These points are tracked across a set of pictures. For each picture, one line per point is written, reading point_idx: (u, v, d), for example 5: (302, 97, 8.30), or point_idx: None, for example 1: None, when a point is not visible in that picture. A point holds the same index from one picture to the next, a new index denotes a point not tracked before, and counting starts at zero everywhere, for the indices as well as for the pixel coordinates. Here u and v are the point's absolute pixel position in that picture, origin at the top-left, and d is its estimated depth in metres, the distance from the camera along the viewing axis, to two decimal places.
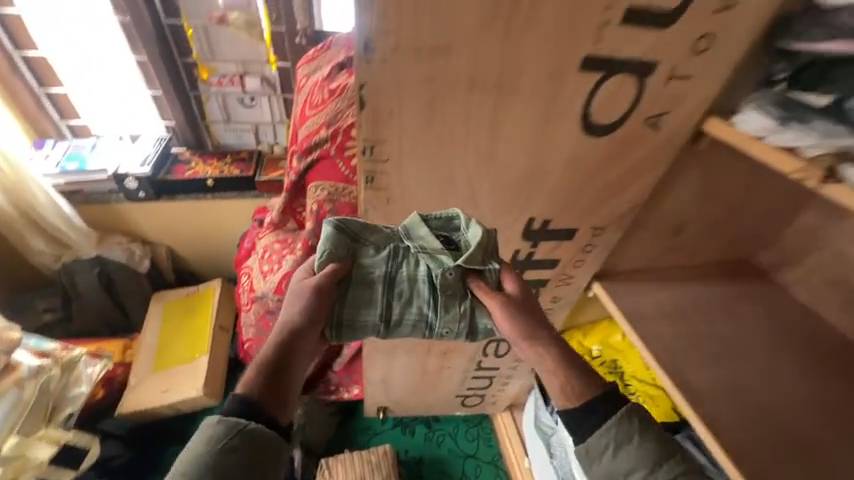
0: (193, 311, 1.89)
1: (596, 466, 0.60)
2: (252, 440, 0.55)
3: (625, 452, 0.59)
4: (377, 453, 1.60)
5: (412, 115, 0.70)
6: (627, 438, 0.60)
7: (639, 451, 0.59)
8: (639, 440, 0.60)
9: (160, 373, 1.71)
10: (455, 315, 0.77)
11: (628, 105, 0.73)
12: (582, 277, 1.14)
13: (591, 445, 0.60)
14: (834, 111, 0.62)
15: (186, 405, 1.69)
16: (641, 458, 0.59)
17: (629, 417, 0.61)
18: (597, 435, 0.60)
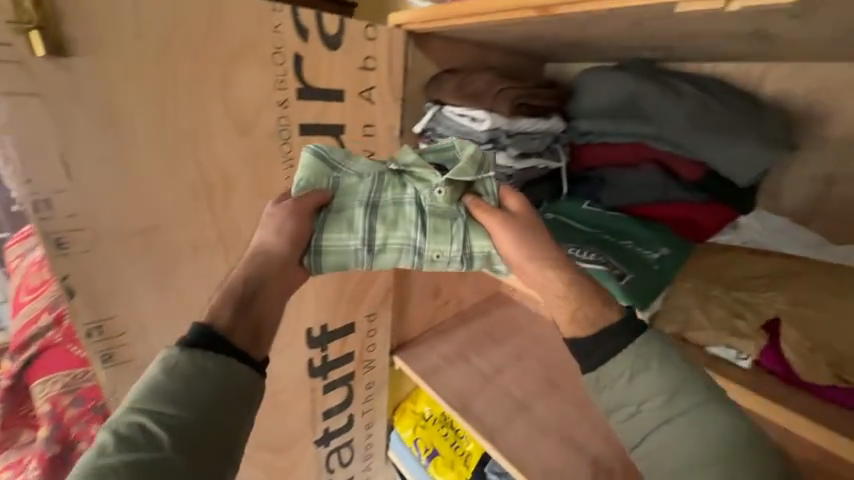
0: None
1: (613, 394, 0.53)
2: (211, 362, 0.49)
3: (644, 381, 0.51)
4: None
5: (129, 242, 0.70)
6: (645, 365, 0.52)
7: (662, 377, 0.51)
8: (657, 365, 0.52)
9: None
10: (446, 242, 0.70)
11: None
12: (384, 339, 1.28)
13: (603, 370, 0.53)
14: None
15: None
16: (661, 383, 0.51)
17: (648, 342, 0.53)
18: (613, 363, 0.53)
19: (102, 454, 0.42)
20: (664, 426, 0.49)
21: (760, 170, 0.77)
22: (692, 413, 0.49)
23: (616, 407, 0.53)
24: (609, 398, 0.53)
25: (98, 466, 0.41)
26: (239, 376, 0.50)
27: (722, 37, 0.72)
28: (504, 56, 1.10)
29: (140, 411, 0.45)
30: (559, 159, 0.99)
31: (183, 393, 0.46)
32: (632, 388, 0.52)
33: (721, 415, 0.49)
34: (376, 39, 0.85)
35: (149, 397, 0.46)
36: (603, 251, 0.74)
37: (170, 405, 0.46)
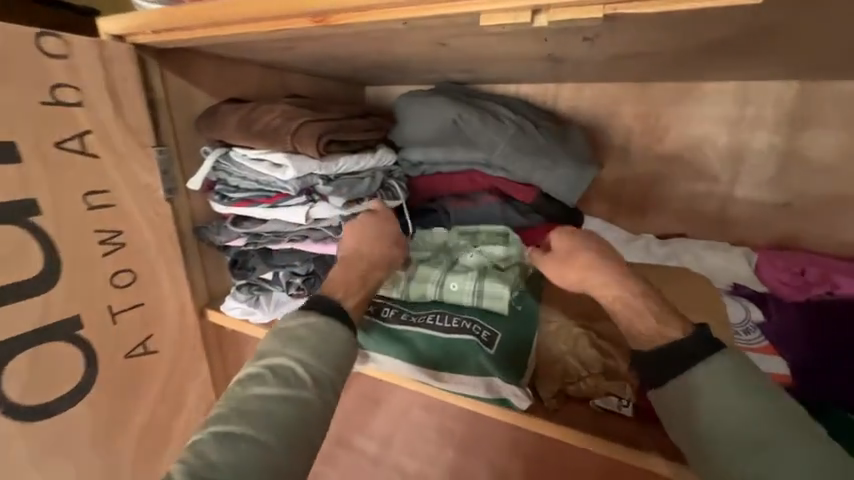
0: None
1: (693, 420, 0.44)
2: (319, 327, 0.51)
3: (730, 402, 0.43)
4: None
5: None
6: (732, 381, 0.44)
7: (746, 395, 0.43)
8: (733, 385, 0.44)
9: None
10: (464, 288, 0.63)
11: (75, 371, 0.57)
12: None
13: (679, 392, 0.45)
14: (276, 281, 0.71)
15: None
16: (746, 403, 0.43)
17: (729, 361, 0.46)
18: (693, 384, 0.45)
19: (234, 399, 0.46)
20: (759, 453, 0.41)
21: (580, 190, 0.79)
22: (790, 435, 0.41)
23: (691, 435, 0.44)
24: (686, 423, 0.45)
25: (241, 407, 0.45)
26: (340, 345, 0.52)
27: (521, 60, 0.69)
28: (306, 80, 0.89)
29: (273, 355, 0.49)
30: (397, 196, 0.80)
31: (299, 349, 0.50)
32: (708, 411, 0.44)
33: (821, 453, 0.40)
34: (68, 57, 0.55)
35: (293, 331, 0.51)
36: (468, 308, 0.62)
37: (286, 362, 0.49)
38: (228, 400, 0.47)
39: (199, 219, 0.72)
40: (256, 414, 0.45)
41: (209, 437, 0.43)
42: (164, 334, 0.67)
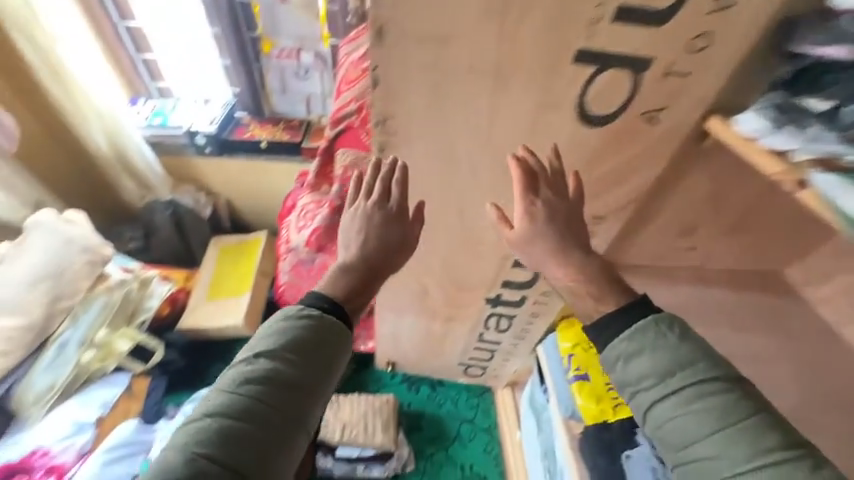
0: (242, 262, 2.16)
1: (618, 375, 0.79)
2: (319, 325, 0.79)
3: (636, 362, 0.77)
4: (379, 401, 1.79)
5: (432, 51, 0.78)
6: (639, 350, 0.77)
7: (659, 350, 0.76)
8: (652, 354, 0.75)
9: (213, 301, 2.03)
10: None
11: (623, 97, 0.83)
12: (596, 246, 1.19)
13: (610, 355, 0.80)
14: (829, 116, 0.64)
15: (230, 332, 1.99)
16: (648, 368, 0.75)
17: (646, 332, 0.77)
18: (619, 344, 0.78)
19: (250, 367, 0.73)
20: (666, 397, 0.73)
21: None
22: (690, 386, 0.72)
23: (623, 384, 0.78)
24: (620, 377, 0.79)
25: (215, 388, 0.73)
26: (326, 339, 0.79)
27: None
28: None
29: (281, 342, 0.76)
30: None
31: (304, 339, 0.77)
32: (632, 367, 0.77)
33: (711, 395, 0.70)
34: None
35: (285, 327, 0.78)
36: None
37: (303, 348, 0.76)
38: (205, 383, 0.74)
39: (792, 12, 0.71)
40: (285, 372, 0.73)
41: (201, 424, 0.68)
42: (672, 108, 0.85)
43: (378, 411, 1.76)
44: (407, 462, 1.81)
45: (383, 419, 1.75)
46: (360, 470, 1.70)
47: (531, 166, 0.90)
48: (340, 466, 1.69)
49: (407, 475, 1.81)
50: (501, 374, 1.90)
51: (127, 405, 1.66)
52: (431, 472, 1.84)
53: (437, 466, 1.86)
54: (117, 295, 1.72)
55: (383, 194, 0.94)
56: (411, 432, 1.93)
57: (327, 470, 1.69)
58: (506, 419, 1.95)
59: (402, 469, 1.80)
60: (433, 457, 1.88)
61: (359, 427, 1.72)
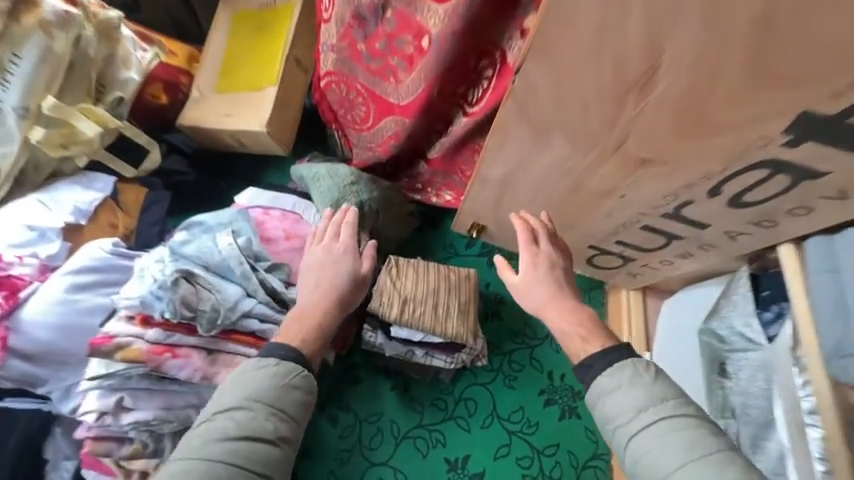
0: (268, 37, 1.37)
1: (604, 410, 0.80)
2: (279, 374, 0.77)
3: (618, 397, 0.79)
4: (456, 277, 1.22)
5: None
6: (618, 386, 0.79)
7: (636, 388, 0.78)
8: (630, 385, 0.79)
9: (225, 93, 1.33)
10: None
11: None
12: None
13: (601, 384, 0.81)
14: None
15: (250, 141, 1.35)
16: (636, 405, 0.77)
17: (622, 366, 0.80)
18: (601, 380, 0.81)
19: (250, 417, 0.73)
20: (643, 425, 0.75)
21: None
22: (662, 416, 0.75)
23: (610, 419, 0.79)
24: (603, 409, 0.80)
25: (189, 449, 0.71)
26: (294, 380, 0.78)
27: None
28: None
29: (266, 400, 0.75)
30: None
31: (281, 400, 0.75)
32: (612, 398, 0.79)
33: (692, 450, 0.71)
34: None
35: (285, 381, 0.77)
36: None
37: (281, 405, 0.75)
38: (179, 450, 0.73)
39: None
40: (281, 426, 0.74)
41: (188, 469, 0.68)
42: None
43: (454, 289, 1.21)
44: (479, 356, 1.30)
45: (460, 302, 1.20)
46: (416, 355, 1.24)
47: (533, 224, 0.99)
48: (393, 348, 1.23)
49: (475, 369, 1.35)
50: (652, 275, 1.23)
51: (113, 218, 1.18)
52: (509, 375, 1.35)
53: (516, 368, 1.35)
54: (73, 41, 1.09)
55: (332, 235, 0.98)
56: (488, 321, 1.40)
57: (375, 346, 1.25)
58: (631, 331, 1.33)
59: (470, 364, 1.32)
60: (510, 358, 1.36)
61: (426, 305, 1.18)
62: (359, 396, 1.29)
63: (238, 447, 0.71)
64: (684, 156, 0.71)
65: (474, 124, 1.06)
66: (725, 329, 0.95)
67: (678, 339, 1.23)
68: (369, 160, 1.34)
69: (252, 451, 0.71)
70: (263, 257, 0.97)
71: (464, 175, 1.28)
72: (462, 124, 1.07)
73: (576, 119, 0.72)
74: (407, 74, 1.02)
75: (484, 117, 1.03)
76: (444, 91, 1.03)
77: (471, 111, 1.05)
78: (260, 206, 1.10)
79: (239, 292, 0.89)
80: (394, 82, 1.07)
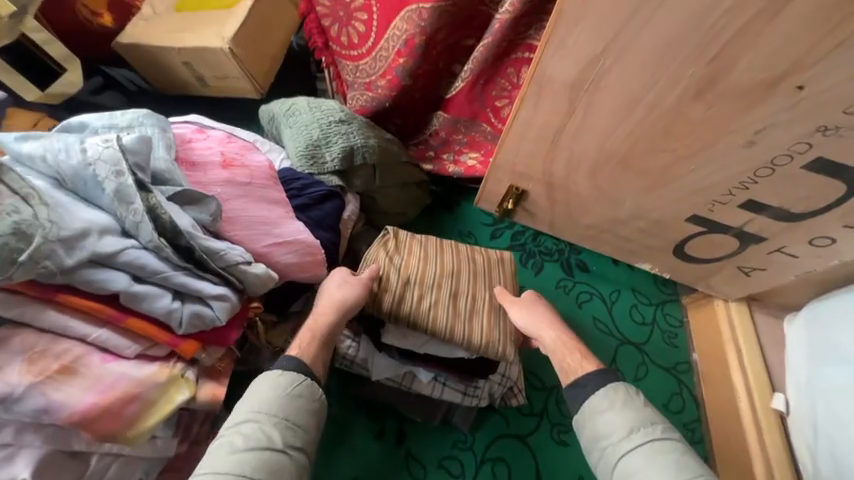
0: None
1: (591, 436, 0.57)
2: (280, 385, 0.50)
3: (613, 421, 0.56)
4: (484, 258, 0.80)
5: None
6: (611, 406, 0.57)
7: (631, 410, 0.56)
8: (626, 403, 0.57)
9: (185, 12, 1.01)
10: None
11: None
12: None
13: (591, 402, 0.59)
14: None
15: (209, 71, 1.00)
16: (626, 424, 0.55)
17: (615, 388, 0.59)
18: (594, 400, 0.59)
19: (248, 434, 0.46)
20: (634, 451, 0.53)
21: None
22: (663, 441, 0.53)
23: (592, 441, 0.57)
24: (587, 430, 0.58)
25: None
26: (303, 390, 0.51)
27: None
28: None
29: (270, 411, 0.48)
30: None
31: (291, 415, 0.49)
32: (601, 417, 0.57)
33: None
34: None
35: (289, 388, 0.50)
36: None
37: (291, 422, 0.48)
38: None
39: None
40: (290, 435, 0.48)
41: None
42: None
43: (480, 274, 0.78)
44: (513, 388, 0.86)
45: (491, 292, 0.76)
46: (419, 381, 0.78)
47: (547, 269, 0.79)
48: (384, 368, 0.77)
49: (506, 412, 0.87)
50: (785, 271, 0.81)
51: None
52: (558, 423, 0.88)
53: (568, 412, 0.89)
54: None
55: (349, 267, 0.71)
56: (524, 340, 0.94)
57: (356, 365, 0.80)
58: (741, 363, 0.89)
59: (499, 402, 0.86)
60: (557, 396, 0.90)
61: (440, 292, 0.74)
62: (323, 448, 0.80)
63: (235, 466, 0.44)
64: None
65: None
66: None
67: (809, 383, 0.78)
68: (368, 104, 0.95)
69: (256, 472, 0.44)
70: (174, 180, 0.56)
71: (498, 120, 0.91)
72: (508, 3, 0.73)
73: None
74: None
75: None
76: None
77: None
78: (197, 123, 0.71)
79: (96, 218, 0.46)
80: None
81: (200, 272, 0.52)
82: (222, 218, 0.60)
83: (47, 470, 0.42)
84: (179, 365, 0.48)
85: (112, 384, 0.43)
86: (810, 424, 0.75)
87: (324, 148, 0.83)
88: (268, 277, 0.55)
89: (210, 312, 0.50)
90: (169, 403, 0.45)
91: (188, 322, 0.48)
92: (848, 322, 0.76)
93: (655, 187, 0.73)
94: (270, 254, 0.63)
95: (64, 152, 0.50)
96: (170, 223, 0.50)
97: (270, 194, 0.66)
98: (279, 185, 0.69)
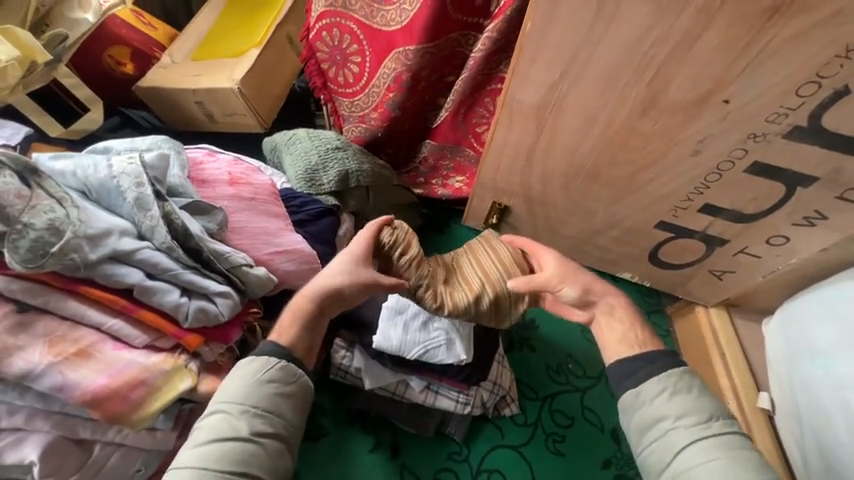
0: (260, 11, 1.24)
1: (645, 417, 0.54)
2: (247, 371, 0.52)
3: (678, 407, 0.53)
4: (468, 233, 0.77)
5: None
6: (685, 392, 0.54)
7: (699, 399, 0.54)
8: (694, 392, 0.54)
9: (200, 61, 1.14)
10: None
11: None
12: None
13: (645, 387, 0.55)
14: None
15: (219, 109, 1.11)
16: (694, 415, 0.52)
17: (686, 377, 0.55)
18: (660, 387, 0.55)
19: (214, 424, 0.49)
20: (699, 443, 0.50)
21: None
22: (726, 436, 0.51)
23: (644, 425, 0.54)
24: (640, 415, 0.54)
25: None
26: (271, 373, 0.52)
27: None
28: None
29: (239, 396, 0.50)
30: None
31: (258, 396, 0.51)
32: (657, 404, 0.54)
33: None
34: None
35: (257, 376, 0.51)
36: None
37: (258, 401, 0.50)
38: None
39: None
40: (257, 422, 0.49)
41: None
42: None
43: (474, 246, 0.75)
44: (505, 397, 0.87)
45: (488, 253, 0.73)
46: (412, 389, 0.80)
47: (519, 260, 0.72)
48: (378, 376, 0.78)
49: (500, 423, 0.88)
50: (753, 272, 0.86)
51: None
52: (553, 433, 0.88)
53: (561, 422, 0.89)
54: None
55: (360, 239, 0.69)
56: (515, 351, 0.96)
57: (350, 376, 0.81)
58: (726, 367, 0.91)
59: (492, 412, 0.87)
60: (551, 406, 0.91)
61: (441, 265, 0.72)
62: (317, 463, 0.80)
63: (206, 452, 0.47)
64: None
65: (498, 36, 0.83)
66: None
67: (792, 384, 0.80)
68: (363, 134, 1.05)
69: (225, 457, 0.47)
70: (186, 193, 0.63)
71: (479, 144, 1.01)
72: (482, 40, 0.84)
73: None
74: None
75: (511, 16, 0.80)
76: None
77: (494, 14, 0.83)
78: (207, 148, 0.79)
79: (118, 221, 0.52)
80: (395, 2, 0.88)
81: (205, 271, 0.56)
82: (228, 228, 0.66)
83: (52, 455, 0.44)
84: (183, 357, 0.51)
85: (121, 367, 0.46)
86: (795, 422, 0.78)
87: (322, 171, 0.92)
88: (268, 278, 0.60)
89: (213, 306, 0.54)
90: (172, 392, 0.48)
91: (192, 316, 0.52)
92: (818, 317, 0.79)
93: (622, 196, 0.81)
94: (270, 261, 0.68)
95: (92, 166, 0.57)
96: (182, 227, 0.56)
97: (272, 208, 0.73)
98: (280, 200, 0.75)
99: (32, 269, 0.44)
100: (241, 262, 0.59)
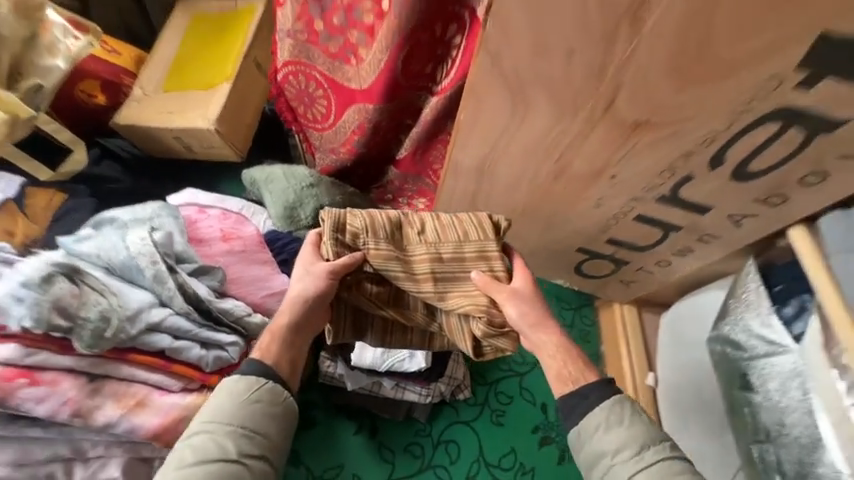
0: (223, 32, 1.27)
1: (591, 448, 0.67)
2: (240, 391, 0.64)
3: (615, 435, 0.66)
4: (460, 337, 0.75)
5: None
6: (619, 421, 0.67)
7: (635, 425, 0.67)
8: (629, 422, 0.67)
9: (172, 92, 1.20)
10: None
11: None
12: None
13: (585, 425, 0.68)
14: None
15: (197, 143, 1.20)
16: (628, 440, 0.65)
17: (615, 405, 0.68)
18: (593, 422, 0.67)
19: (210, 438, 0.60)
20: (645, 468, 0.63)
21: None
22: (666, 456, 0.65)
23: (596, 460, 0.66)
24: (588, 450, 0.67)
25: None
26: (261, 390, 0.65)
27: None
28: None
29: (230, 415, 0.62)
30: None
31: (246, 415, 0.62)
32: (603, 439, 0.66)
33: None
34: None
35: (246, 396, 0.63)
36: None
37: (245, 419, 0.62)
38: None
39: None
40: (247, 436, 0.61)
41: None
42: None
43: (448, 333, 0.77)
44: (460, 385, 1.11)
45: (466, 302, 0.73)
46: (384, 387, 1.02)
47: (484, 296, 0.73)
48: (356, 380, 1.00)
49: (457, 405, 1.13)
50: (652, 282, 1.09)
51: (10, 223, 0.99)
52: (496, 409, 1.13)
53: (504, 400, 1.15)
54: None
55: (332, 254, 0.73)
56: None
57: (335, 378, 1.03)
58: (630, 352, 1.17)
59: (449, 397, 1.11)
60: (497, 387, 1.16)
61: (411, 304, 0.76)
62: (314, 443, 1.03)
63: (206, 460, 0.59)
64: (683, 116, 0.61)
65: (444, 105, 0.95)
66: (738, 333, 0.82)
67: None
68: (332, 165, 1.19)
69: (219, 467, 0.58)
70: (190, 257, 0.78)
71: (436, 177, 1.16)
72: (431, 106, 0.97)
73: (556, 73, 0.61)
74: (370, 48, 0.90)
75: (454, 93, 0.93)
76: (411, 70, 0.92)
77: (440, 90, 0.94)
78: (196, 202, 0.92)
79: (144, 298, 0.67)
80: (355, 64, 0.96)
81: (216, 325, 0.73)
82: (227, 281, 0.83)
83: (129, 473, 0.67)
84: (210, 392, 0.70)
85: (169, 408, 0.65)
86: None
87: (299, 209, 1.06)
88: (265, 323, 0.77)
89: (226, 352, 0.72)
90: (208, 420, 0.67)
91: (212, 361, 0.70)
92: None
93: (550, 228, 0.99)
94: (264, 302, 0.85)
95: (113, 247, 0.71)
96: (194, 293, 0.72)
97: (260, 255, 0.88)
98: (266, 247, 0.90)
99: (94, 349, 0.61)
100: (243, 313, 0.75)
